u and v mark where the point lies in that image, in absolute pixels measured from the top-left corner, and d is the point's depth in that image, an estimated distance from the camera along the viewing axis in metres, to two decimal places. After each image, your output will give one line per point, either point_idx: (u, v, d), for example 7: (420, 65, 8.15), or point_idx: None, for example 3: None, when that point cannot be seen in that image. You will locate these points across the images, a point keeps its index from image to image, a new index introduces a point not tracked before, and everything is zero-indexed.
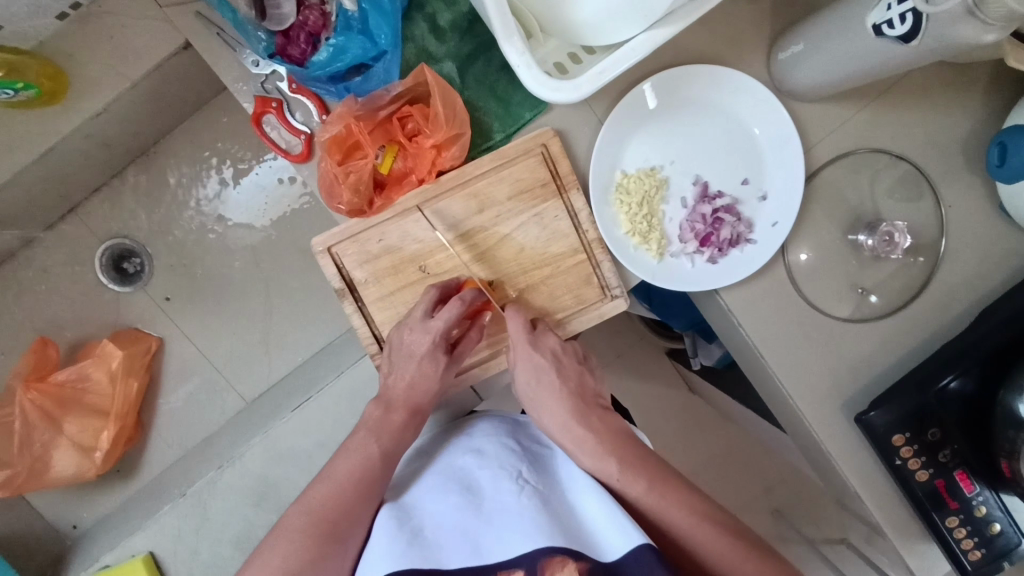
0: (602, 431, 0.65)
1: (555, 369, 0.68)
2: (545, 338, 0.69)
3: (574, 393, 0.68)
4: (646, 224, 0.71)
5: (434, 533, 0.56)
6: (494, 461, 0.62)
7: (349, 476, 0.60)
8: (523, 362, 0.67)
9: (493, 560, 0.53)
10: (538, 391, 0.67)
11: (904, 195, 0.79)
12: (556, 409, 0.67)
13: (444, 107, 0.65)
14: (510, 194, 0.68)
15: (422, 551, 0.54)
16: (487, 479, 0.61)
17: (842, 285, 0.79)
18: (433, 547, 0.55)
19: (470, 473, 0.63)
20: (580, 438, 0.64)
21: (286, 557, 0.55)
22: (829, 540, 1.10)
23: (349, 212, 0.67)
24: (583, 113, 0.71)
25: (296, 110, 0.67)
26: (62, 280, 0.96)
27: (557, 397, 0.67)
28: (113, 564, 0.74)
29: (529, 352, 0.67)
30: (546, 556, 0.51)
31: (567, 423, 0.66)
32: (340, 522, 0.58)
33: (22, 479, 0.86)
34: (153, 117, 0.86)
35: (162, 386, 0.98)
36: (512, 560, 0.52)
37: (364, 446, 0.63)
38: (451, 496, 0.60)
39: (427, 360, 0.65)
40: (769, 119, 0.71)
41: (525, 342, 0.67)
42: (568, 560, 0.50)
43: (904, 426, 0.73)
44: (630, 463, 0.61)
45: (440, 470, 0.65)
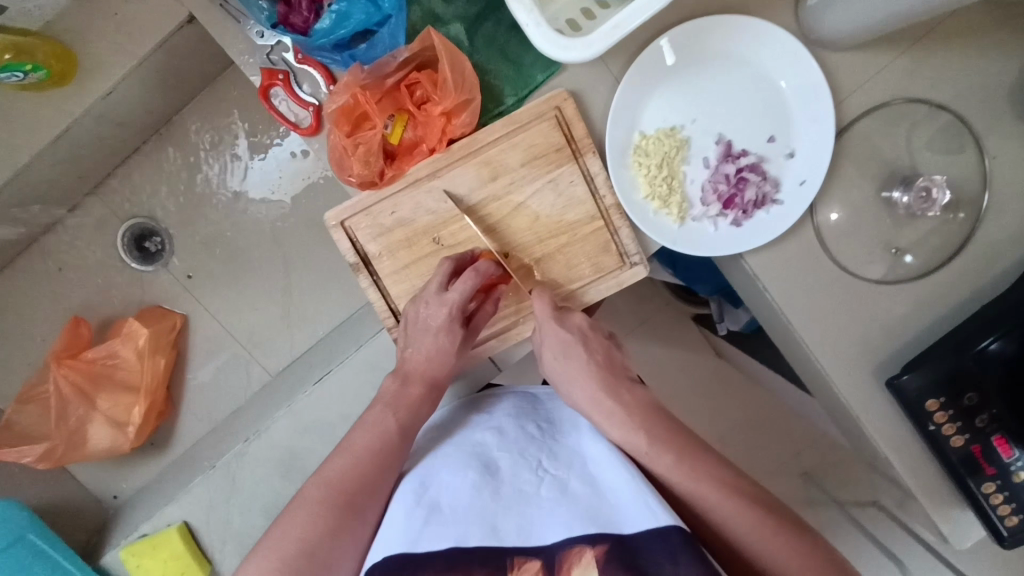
0: (636, 407, 0.62)
1: (581, 343, 0.66)
2: (571, 316, 0.68)
3: (605, 367, 0.66)
4: (666, 186, 0.68)
5: (453, 510, 0.57)
6: (516, 446, 0.62)
7: (365, 448, 0.60)
8: (550, 338, 0.66)
9: (512, 545, 0.53)
10: (566, 368, 0.65)
11: (944, 147, 0.74)
12: (601, 406, 0.63)
13: (452, 72, 0.63)
14: (523, 160, 0.66)
15: (441, 529, 0.54)
16: (507, 464, 0.62)
17: (875, 246, 0.76)
18: (451, 523, 0.55)
19: (490, 455, 0.63)
20: (607, 411, 0.62)
21: (305, 527, 0.55)
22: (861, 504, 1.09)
23: (360, 184, 0.66)
24: (598, 73, 0.68)
25: (303, 81, 0.66)
26: (88, 260, 0.98)
27: (585, 379, 0.65)
28: (151, 533, 0.77)
29: (555, 328, 0.66)
30: (565, 547, 0.51)
31: (596, 398, 0.63)
32: (357, 493, 0.58)
33: (61, 451, 0.88)
34: (164, 93, 0.86)
35: (189, 362, 1.00)
36: (531, 547, 0.52)
37: (381, 420, 0.62)
38: (471, 476, 0.60)
39: (444, 332, 0.65)
40: (798, 69, 0.67)
41: (551, 321, 0.66)
42: (587, 548, 0.50)
43: (938, 391, 0.71)
44: (658, 434, 0.59)
45: (459, 448, 0.65)
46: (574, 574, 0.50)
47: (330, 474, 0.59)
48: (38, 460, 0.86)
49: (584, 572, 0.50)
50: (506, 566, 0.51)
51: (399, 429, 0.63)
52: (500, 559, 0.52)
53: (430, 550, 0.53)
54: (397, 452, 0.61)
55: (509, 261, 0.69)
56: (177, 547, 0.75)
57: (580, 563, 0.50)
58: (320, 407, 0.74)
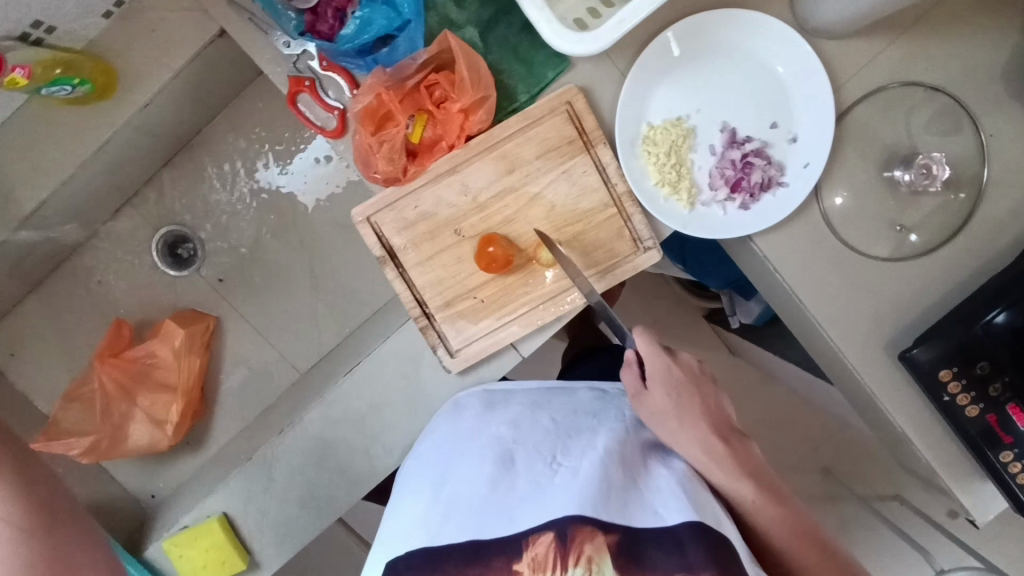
0: (740, 458, 0.65)
1: (691, 387, 0.68)
2: (679, 355, 0.71)
3: (712, 412, 0.68)
4: (676, 173, 0.71)
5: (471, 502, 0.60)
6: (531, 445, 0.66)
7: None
8: (660, 377, 0.67)
9: (525, 525, 0.55)
10: (677, 410, 0.66)
11: (942, 128, 0.77)
12: (693, 427, 0.66)
13: (469, 72, 0.66)
14: (538, 152, 0.70)
15: (460, 522, 0.58)
16: (521, 453, 0.65)
17: (880, 225, 0.79)
18: (471, 516, 0.58)
19: (505, 444, 0.66)
20: (717, 455, 0.65)
21: None
22: (882, 496, 1.09)
23: (385, 180, 0.70)
24: (606, 68, 0.71)
25: (329, 88, 0.70)
26: (121, 269, 1.02)
27: (694, 422, 0.66)
28: (192, 525, 0.79)
29: (670, 367, 0.67)
30: (577, 524, 0.53)
31: (706, 439, 0.65)
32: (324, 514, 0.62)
33: (105, 446, 0.92)
34: (193, 107, 0.91)
35: (220, 364, 1.03)
36: (547, 522, 0.54)
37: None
38: (486, 468, 0.63)
39: None
40: (795, 56, 0.70)
41: (664, 358, 0.68)
42: (598, 531, 0.53)
43: (950, 361, 0.73)
44: (762, 487, 0.63)
45: (472, 436, 0.68)
46: (585, 551, 0.52)
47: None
48: (83, 454, 0.91)
49: (596, 552, 0.52)
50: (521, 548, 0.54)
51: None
52: (515, 541, 0.55)
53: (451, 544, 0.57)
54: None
55: (535, 257, 0.71)
56: (218, 537, 0.77)
57: (592, 543, 0.53)
58: (350, 398, 0.77)
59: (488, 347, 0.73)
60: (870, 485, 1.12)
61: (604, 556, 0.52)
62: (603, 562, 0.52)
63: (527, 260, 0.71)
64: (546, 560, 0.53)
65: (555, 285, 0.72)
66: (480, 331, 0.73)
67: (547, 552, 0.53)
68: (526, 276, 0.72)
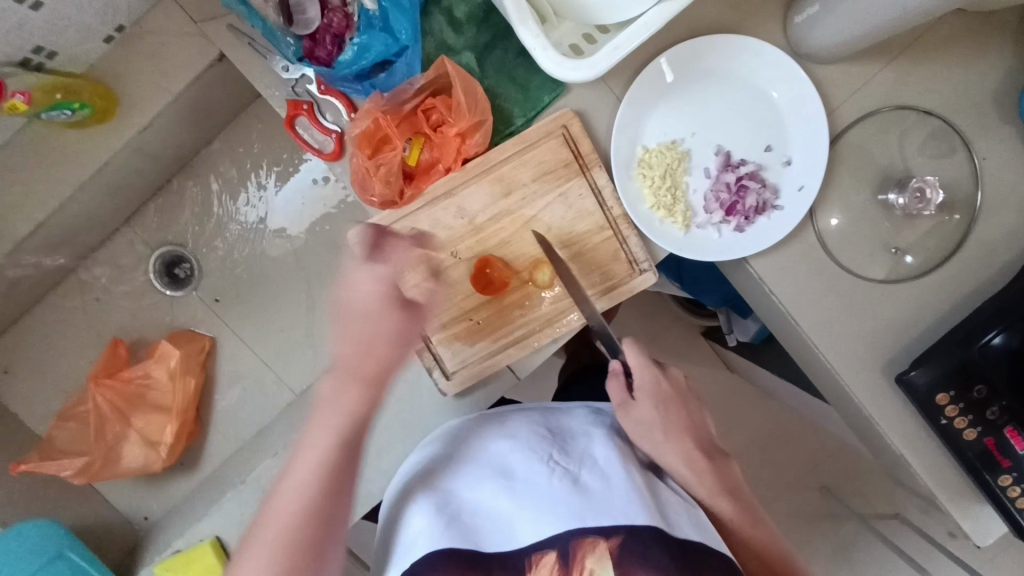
0: (719, 474, 0.67)
1: (679, 402, 0.68)
2: (669, 369, 0.70)
3: (696, 428, 0.69)
4: (671, 196, 0.72)
5: (473, 515, 0.60)
6: (525, 446, 0.65)
7: (307, 470, 0.64)
8: (649, 390, 0.67)
9: (529, 540, 0.57)
10: (664, 424, 0.67)
11: (935, 150, 0.77)
12: (676, 448, 0.67)
13: (465, 96, 0.67)
14: (534, 176, 0.70)
15: (463, 532, 0.58)
16: (516, 459, 0.64)
17: (875, 247, 0.79)
18: (474, 530, 0.58)
19: (499, 451, 0.65)
20: (699, 471, 0.66)
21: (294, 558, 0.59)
22: (881, 515, 1.12)
23: (381, 204, 0.70)
24: (602, 92, 0.72)
25: (327, 111, 0.71)
26: (119, 288, 1.02)
27: (678, 436, 0.67)
28: (185, 549, 0.78)
29: (659, 381, 0.68)
30: (577, 538, 0.57)
31: (689, 455, 0.67)
32: (313, 517, 0.62)
33: (97, 467, 0.91)
34: (193, 128, 0.91)
35: (216, 384, 1.03)
36: (546, 542, 0.57)
37: (320, 439, 0.65)
38: (483, 476, 0.62)
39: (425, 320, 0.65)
40: (789, 81, 0.71)
41: (653, 371, 0.68)
42: (599, 540, 0.56)
43: (947, 384, 0.73)
44: (738, 503, 0.66)
45: (463, 446, 0.67)
46: (587, 563, 0.57)
47: (283, 498, 0.62)
48: (76, 474, 0.90)
49: (597, 562, 0.56)
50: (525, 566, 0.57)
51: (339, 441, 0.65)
52: (518, 559, 0.57)
53: (454, 549, 0.56)
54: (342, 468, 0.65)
55: (533, 280, 0.72)
56: (210, 562, 0.76)
57: (593, 553, 0.56)
58: None
59: (483, 368, 0.73)
60: (869, 503, 1.15)
61: (604, 563, 0.56)
62: (603, 567, 0.57)
63: (524, 283, 0.72)
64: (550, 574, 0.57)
65: (551, 307, 0.72)
66: (476, 353, 0.73)
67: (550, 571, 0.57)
68: (522, 298, 0.72)
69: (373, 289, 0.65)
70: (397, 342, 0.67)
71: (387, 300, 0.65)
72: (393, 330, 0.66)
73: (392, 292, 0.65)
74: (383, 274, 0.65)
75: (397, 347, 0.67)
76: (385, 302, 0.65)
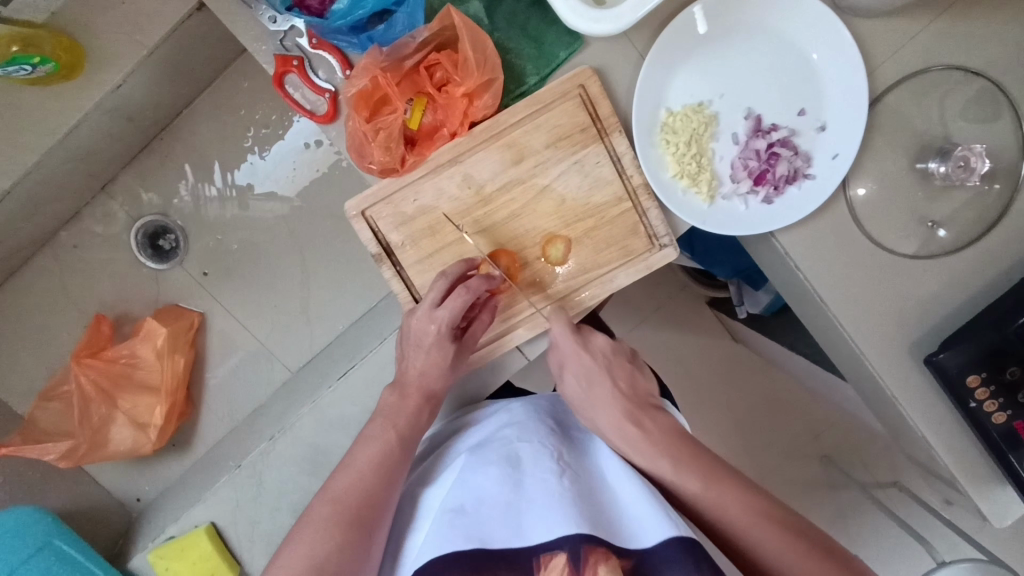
0: (659, 435, 0.60)
1: (602, 372, 0.65)
2: (593, 339, 0.67)
3: (629, 395, 0.64)
4: (696, 164, 0.66)
5: (478, 508, 0.55)
6: (536, 440, 0.61)
7: (368, 463, 0.59)
8: (573, 363, 0.66)
9: (537, 542, 0.51)
10: (589, 399, 0.65)
11: (978, 115, 0.71)
12: (605, 412, 0.63)
13: (474, 51, 0.60)
14: (547, 141, 0.64)
15: (469, 526, 0.53)
16: (527, 453, 0.60)
17: (908, 219, 0.74)
18: (478, 524, 0.53)
19: (511, 444, 0.61)
20: (631, 437, 0.61)
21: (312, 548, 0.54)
22: (881, 484, 1.07)
23: (382, 171, 0.64)
24: (623, 48, 0.66)
25: (319, 68, 0.64)
26: (100, 260, 0.96)
27: (602, 399, 0.64)
28: (178, 536, 0.75)
29: (580, 353, 0.65)
30: (588, 545, 0.49)
31: (622, 425, 0.62)
32: (373, 509, 0.57)
33: (84, 450, 0.87)
34: (173, 85, 0.84)
35: (207, 360, 0.99)
36: (552, 542, 0.50)
37: (381, 435, 0.62)
38: (491, 468, 0.58)
39: (436, 348, 0.64)
40: (830, 38, 0.64)
41: (574, 342, 0.65)
42: (611, 554, 0.50)
43: (979, 366, 0.69)
44: (684, 461, 0.58)
45: (473, 446, 0.64)
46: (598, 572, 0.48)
47: (337, 491, 0.58)
48: (61, 459, 0.85)
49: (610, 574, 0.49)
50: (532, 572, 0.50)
51: (399, 437, 0.62)
52: (525, 561, 0.51)
53: (458, 551, 0.51)
54: (402, 465, 0.61)
55: (545, 257, 0.67)
56: (205, 549, 0.73)
57: (606, 564, 0.49)
58: (345, 402, 0.73)
59: (490, 350, 0.68)
60: (870, 471, 1.09)
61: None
62: None
63: (536, 259, 0.67)
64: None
65: (567, 283, 0.68)
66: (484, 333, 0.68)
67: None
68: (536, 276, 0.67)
69: (424, 324, 0.63)
70: (450, 366, 0.65)
71: (445, 336, 0.63)
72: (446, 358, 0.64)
73: (446, 329, 0.63)
74: (453, 315, 0.62)
75: (452, 370, 0.65)
76: (440, 338, 0.63)
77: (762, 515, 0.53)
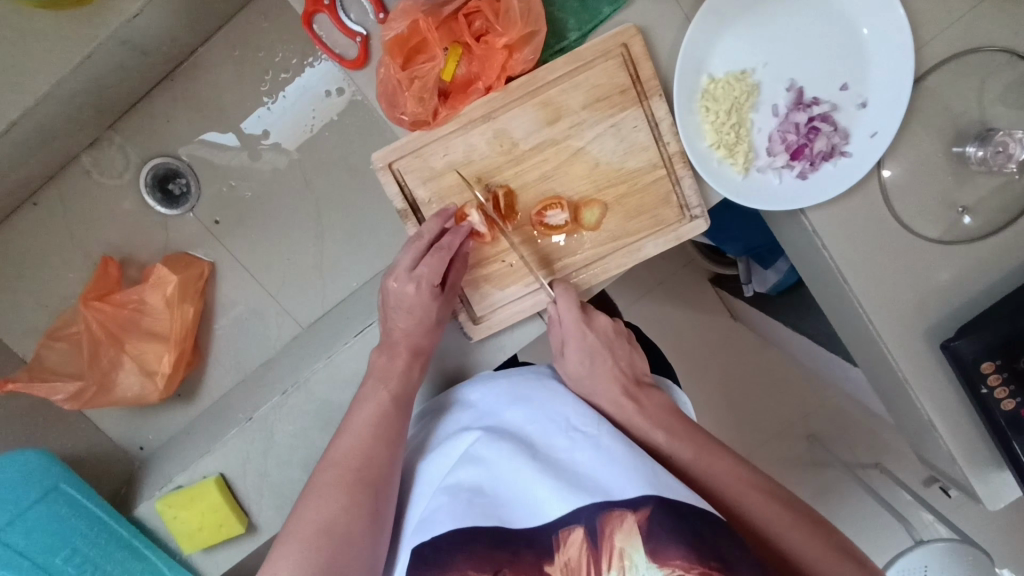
0: (652, 409, 0.62)
1: (606, 352, 0.65)
2: (595, 318, 0.66)
3: (627, 373, 0.65)
4: (734, 134, 0.64)
5: (494, 487, 0.55)
6: (546, 415, 0.61)
7: (364, 422, 0.59)
8: (574, 342, 0.64)
9: (555, 521, 0.52)
10: (590, 377, 0.64)
11: (1019, 100, 0.70)
12: (610, 390, 0.63)
13: (518, 0, 0.58)
14: (585, 102, 0.62)
15: (485, 508, 0.54)
16: (539, 432, 0.60)
17: (938, 205, 0.72)
18: (496, 504, 0.54)
19: (523, 426, 0.61)
20: (606, 388, 0.64)
21: (324, 509, 0.54)
22: (863, 464, 1.18)
23: (413, 123, 0.62)
24: (669, 8, 0.63)
25: (350, 9, 0.61)
26: (108, 202, 0.93)
27: (609, 376, 0.64)
28: (187, 485, 0.74)
29: (583, 335, 0.64)
30: (604, 512, 0.51)
31: (615, 397, 0.63)
32: (373, 475, 0.57)
33: (91, 393, 0.85)
34: (190, 20, 0.80)
35: (215, 311, 0.97)
36: (570, 515, 0.51)
37: (374, 395, 0.61)
38: (501, 444, 0.58)
39: (436, 302, 0.63)
40: (882, 13, 0.62)
41: (578, 324, 0.64)
42: (628, 513, 0.50)
43: (993, 353, 0.69)
44: (678, 433, 0.60)
45: (478, 418, 0.64)
46: (616, 541, 0.49)
47: (337, 456, 0.57)
48: (68, 399, 0.83)
49: (627, 540, 0.49)
50: (551, 548, 0.51)
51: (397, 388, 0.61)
52: (544, 539, 0.52)
53: (480, 526, 0.52)
54: (398, 426, 0.61)
55: (543, 221, 0.65)
56: (214, 500, 0.72)
57: (623, 529, 0.50)
58: (360, 359, 0.72)
59: (510, 316, 0.67)
60: (853, 451, 1.20)
61: (636, 540, 0.49)
62: (635, 546, 0.49)
63: (534, 224, 0.66)
64: (579, 564, 0.50)
65: (593, 250, 0.67)
66: (502, 299, 0.67)
67: (580, 554, 0.50)
68: (536, 241, 0.67)
69: (402, 284, 0.62)
70: (439, 308, 0.64)
71: (425, 292, 0.62)
72: (430, 312, 0.63)
73: (426, 285, 0.62)
74: (433, 269, 0.61)
75: (438, 325, 0.65)
76: (421, 296, 0.62)
77: (750, 480, 0.56)
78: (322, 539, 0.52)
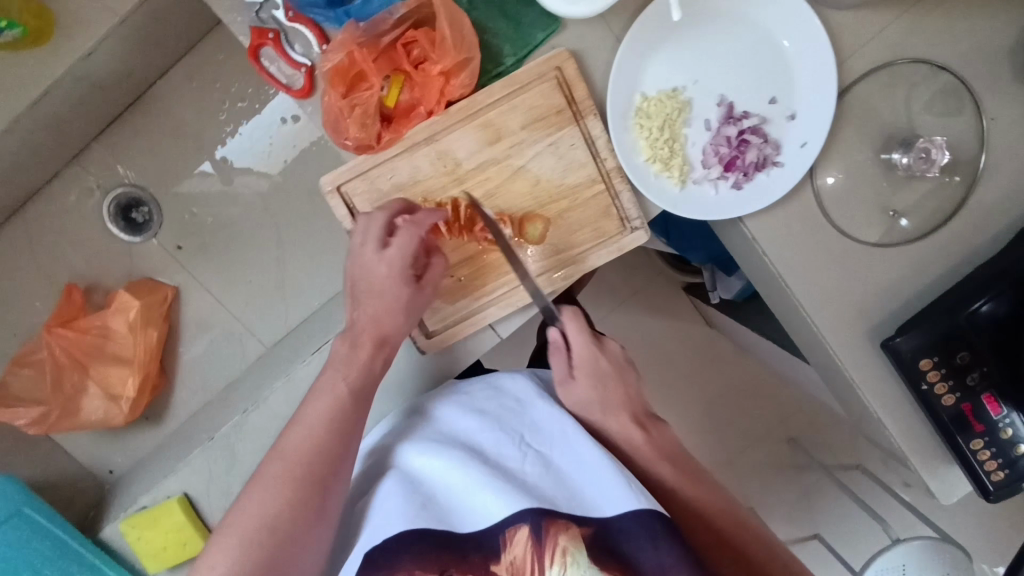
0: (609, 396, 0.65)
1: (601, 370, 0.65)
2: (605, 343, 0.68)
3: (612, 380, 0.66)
4: (668, 149, 0.67)
5: (443, 493, 0.58)
6: (492, 419, 0.63)
7: (318, 419, 0.59)
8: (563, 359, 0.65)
9: (500, 522, 0.55)
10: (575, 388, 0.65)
11: (943, 109, 0.73)
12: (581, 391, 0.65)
13: (450, 29, 0.61)
14: (523, 123, 0.65)
15: (434, 513, 0.56)
16: (486, 438, 0.62)
17: (871, 210, 0.76)
18: (446, 510, 0.57)
19: (470, 429, 0.63)
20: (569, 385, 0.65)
21: (264, 504, 0.55)
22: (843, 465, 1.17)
23: (357, 148, 0.65)
24: (599, 32, 0.67)
25: (294, 42, 0.65)
26: (74, 230, 0.96)
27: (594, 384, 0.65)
28: (150, 506, 0.76)
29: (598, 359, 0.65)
30: (549, 520, 0.54)
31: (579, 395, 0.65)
32: (321, 472, 0.57)
33: (54, 417, 0.88)
34: (147, 53, 0.83)
35: (180, 334, 0.99)
36: (515, 516, 0.54)
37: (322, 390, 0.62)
38: (449, 450, 0.60)
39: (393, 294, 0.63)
40: (801, 28, 0.66)
41: (587, 348, 0.65)
42: (571, 524, 0.54)
43: (932, 350, 0.70)
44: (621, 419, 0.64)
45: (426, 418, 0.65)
46: (560, 542, 0.53)
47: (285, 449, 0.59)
48: (32, 424, 0.87)
49: (571, 542, 0.53)
50: (499, 548, 0.54)
51: None
52: (492, 540, 0.55)
53: (427, 529, 0.55)
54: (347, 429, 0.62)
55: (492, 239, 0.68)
56: (178, 520, 0.74)
57: (566, 534, 0.53)
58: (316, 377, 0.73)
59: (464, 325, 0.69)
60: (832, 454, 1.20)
61: (579, 544, 0.53)
62: (577, 553, 0.53)
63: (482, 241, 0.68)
64: (523, 560, 0.53)
65: (538, 263, 0.69)
66: (456, 311, 0.70)
67: (525, 552, 0.53)
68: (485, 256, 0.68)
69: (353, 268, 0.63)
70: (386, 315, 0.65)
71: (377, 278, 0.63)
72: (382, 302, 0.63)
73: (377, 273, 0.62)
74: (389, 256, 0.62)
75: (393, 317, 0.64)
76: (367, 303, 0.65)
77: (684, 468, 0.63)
78: (265, 534, 0.54)
